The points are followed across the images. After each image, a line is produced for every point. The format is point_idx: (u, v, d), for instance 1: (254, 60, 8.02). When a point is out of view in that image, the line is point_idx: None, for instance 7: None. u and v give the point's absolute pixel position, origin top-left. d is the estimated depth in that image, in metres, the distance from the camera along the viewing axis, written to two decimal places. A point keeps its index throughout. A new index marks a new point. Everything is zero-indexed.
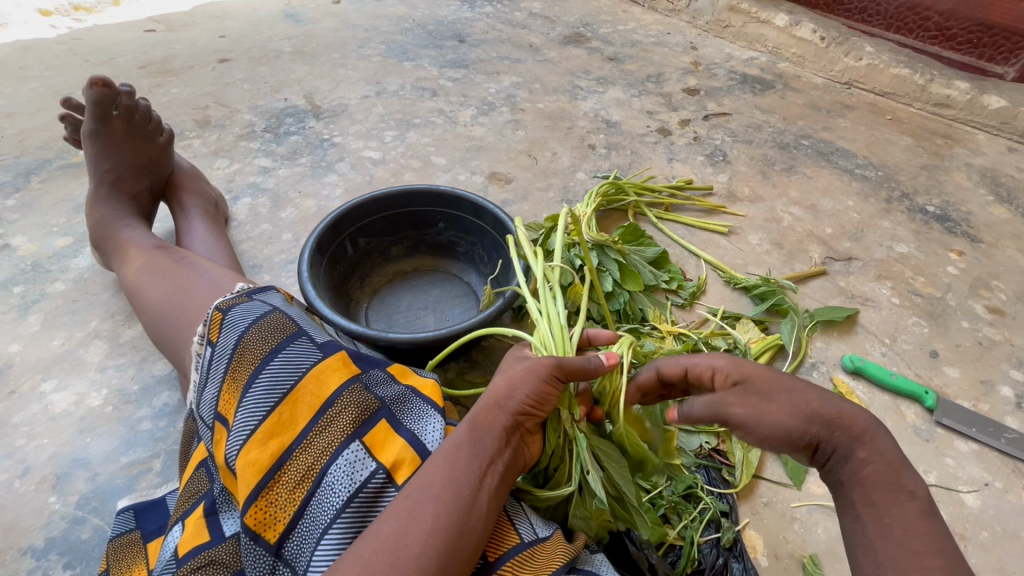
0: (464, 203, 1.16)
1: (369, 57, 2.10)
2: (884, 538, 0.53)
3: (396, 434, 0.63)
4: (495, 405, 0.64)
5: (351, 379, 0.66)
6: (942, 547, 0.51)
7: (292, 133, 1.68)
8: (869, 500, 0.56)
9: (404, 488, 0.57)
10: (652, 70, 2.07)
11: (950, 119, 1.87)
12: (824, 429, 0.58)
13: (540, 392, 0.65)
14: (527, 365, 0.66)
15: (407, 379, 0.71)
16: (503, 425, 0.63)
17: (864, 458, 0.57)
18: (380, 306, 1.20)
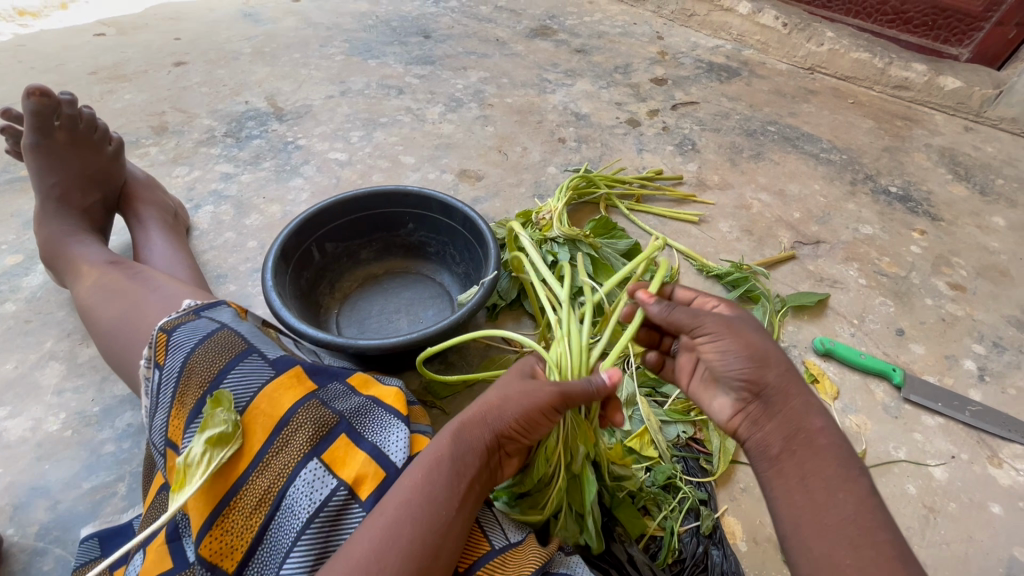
0: (433, 203, 1.14)
1: (333, 56, 2.05)
2: (831, 513, 0.54)
3: (358, 448, 0.61)
4: (483, 424, 0.61)
5: (306, 396, 0.64)
6: (888, 524, 0.54)
7: (254, 136, 1.64)
8: (819, 475, 0.57)
9: (382, 505, 0.56)
10: (620, 61, 2.07)
11: (910, 101, 1.91)
12: (780, 388, 0.61)
13: (529, 419, 0.62)
14: (524, 388, 0.64)
15: (369, 389, 0.70)
16: (485, 445, 0.61)
17: (821, 430, 0.59)
18: (351, 311, 1.16)
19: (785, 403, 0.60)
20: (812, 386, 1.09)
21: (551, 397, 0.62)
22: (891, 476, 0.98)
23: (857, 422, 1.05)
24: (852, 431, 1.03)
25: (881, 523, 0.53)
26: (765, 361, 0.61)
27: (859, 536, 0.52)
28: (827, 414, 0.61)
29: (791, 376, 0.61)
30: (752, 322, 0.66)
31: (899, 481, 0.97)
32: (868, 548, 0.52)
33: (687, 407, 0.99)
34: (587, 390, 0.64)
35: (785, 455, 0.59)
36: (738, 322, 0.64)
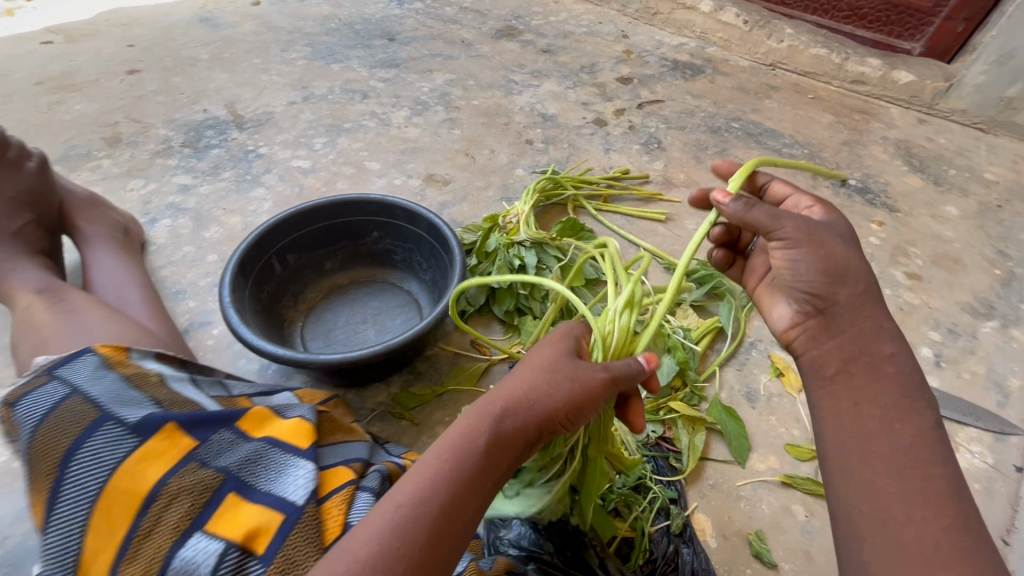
0: (397, 210, 1.13)
1: (294, 61, 2.01)
2: (885, 440, 0.63)
3: (250, 501, 0.61)
4: (524, 408, 0.62)
5: (184, 458, 0.62)
6: (942, 460, 0.61)
7: (213, 146, 1.59)
8: (880, 404, 0.64)
9: (411, 485, 0.57)
10: (586, 61, 2.07)
11: (866, 95, 1.97)
12: (849, 308, 0.67)
13: (578, 409, 0.64)
14: (577, 375, 0.64)
15: (264, 430, 0.69)
16: (528, 430, 0.62)
17: (889, 357, 0.66)
18: (317, 323, 1.14)
19: (852, 324, 0.67)
20: (778, 379, 1.11)
21: (602, 387, 0.65)
22: None
23: None
24: None
25: (924, 456, 0.61)
26: (841, 279, 0.67)
27: (910, 466, 0.61)
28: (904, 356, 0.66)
29: (865, 300, 0.67)
30: (841, 235, 0.68)
31: None
32: (913, 474, 0.61)
33: (657, 406, 1.00)
34: (631, 372, 0.67)
35: (839, 376, 0.67)
36: (822, 230, 0.67)
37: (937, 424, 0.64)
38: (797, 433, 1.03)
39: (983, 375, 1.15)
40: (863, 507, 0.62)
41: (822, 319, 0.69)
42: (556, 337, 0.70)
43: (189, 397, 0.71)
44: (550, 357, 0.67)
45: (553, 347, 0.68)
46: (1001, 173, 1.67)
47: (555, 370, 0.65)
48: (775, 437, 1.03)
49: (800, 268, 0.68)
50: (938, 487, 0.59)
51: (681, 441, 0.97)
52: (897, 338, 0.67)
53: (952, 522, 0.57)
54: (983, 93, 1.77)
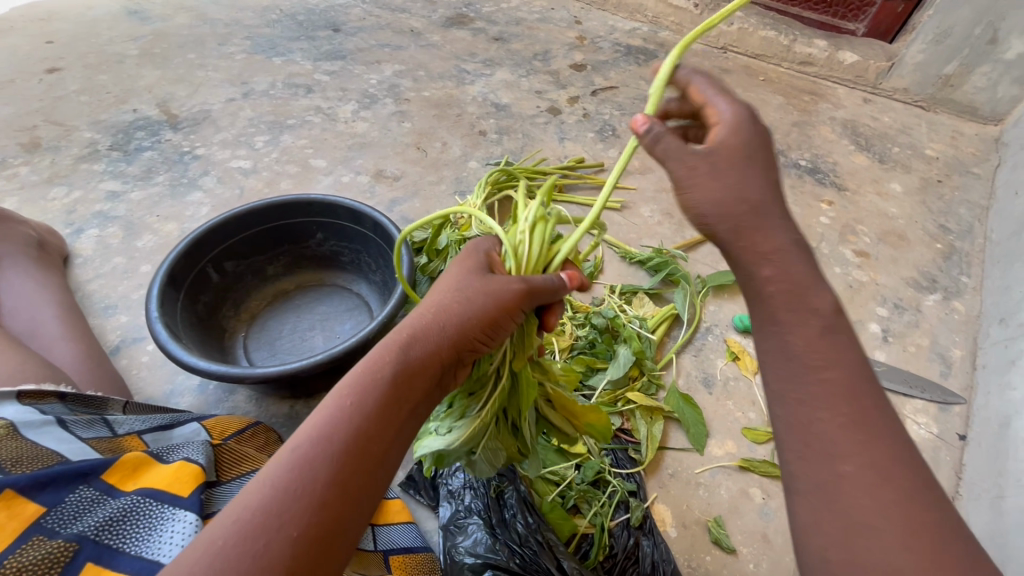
0: (340, 210, 1.08)
1: (232, 55, 1.91)
2: (787, 354, 0.56)
3: (113, 569, 0.53)
4: (430, 336, 0.58)
5: (27, 528, 0.52)
6: (841, 360, 0.54)
7: (144, 148, 1.50)
8: (778, 319, 0.57)
9: (308, 428, 0.53)
10: (539, 48, 2.04)
11: (814, 76, 2.00)
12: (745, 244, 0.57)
13: (493, 323, 0.60)
14: (486, 289, 0.60)
15: (137, 481, 0.60)
16: (436, 356, 0.59)
17: (767, 279, 0.57)
18: (260, 333, 1.09)
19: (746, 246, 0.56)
20: (734, 363, 1.12)
21: (516, 297, 0.61)
22: None
23: None
24: None
25: (824, 360, 0.54)
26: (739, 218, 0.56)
27: (807, 371, 0.55)
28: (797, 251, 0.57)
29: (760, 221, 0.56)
30: (733, 144, 0.56)
31: None
32: (816, 383, 0.54)
33: (614, 398, 0.99)
34: (547, 284, 0.64)
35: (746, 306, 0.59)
36: (709, 166, 0.55)
37: (831, 325, 0.55)
38: (753, 416, 1.04)
39: (927, 347, 1.18)
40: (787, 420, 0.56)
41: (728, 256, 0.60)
42: (465, 256, 0.66)
43: (50, 448, 0.60)
44: (456, 277, 0.63)
45: (460, 267, 0.65)
46: (941, 149, 1.72)
47: (461, 290, 0.61)
48: (731, 420, 1.03)
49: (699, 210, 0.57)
50: (840, 387, 0.53)
51: (638, 430, 0.97)
52: (799, 247, 0.56)
53: (859, 418, 0.52)
54: (923, 71, 1.82)
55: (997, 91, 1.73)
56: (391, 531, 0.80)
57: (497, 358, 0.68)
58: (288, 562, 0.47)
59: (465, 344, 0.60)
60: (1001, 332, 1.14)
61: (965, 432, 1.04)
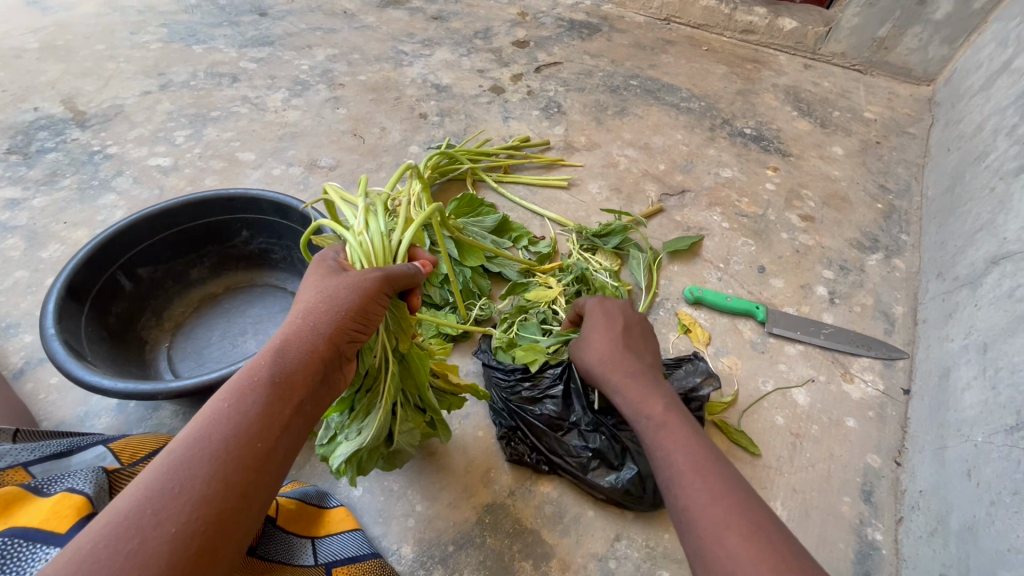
0: (264, 205, 1.00)
1: (147, 45, 1.76)
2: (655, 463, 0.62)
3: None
4: (310, 327, 0.60)
5: None
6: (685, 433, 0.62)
7: (48, 149, 1.37)
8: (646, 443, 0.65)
9: (186, 430, 0.50)
10: (479, 26, 1.96)
11: (756, 44, 2.00)
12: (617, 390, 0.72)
13: (365, 307, 0.64)
14: (351, 282, 0.64)
15: (5, 520, 0.51)
16: (315, 349, 0.59)
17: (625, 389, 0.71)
18: (186, 342, 1.01)
19: (617, 376, 0.73)
20: (686, 336, 1.11)
21: (378, 282, 0.66)
22: (762, 411, 1.02)
23: (728, 363, 1.08)
24: (725, 373, 1.06)
25: (665, 445, 0.62)
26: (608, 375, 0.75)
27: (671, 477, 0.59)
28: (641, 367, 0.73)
29: (612, 355, 0.76)
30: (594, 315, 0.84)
31: (769, 414, 1.01)
32: (666, 474, 0.60)
33: None
34: (403, 272, 0.70)
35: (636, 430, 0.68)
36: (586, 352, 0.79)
37: (660, 424, 0.64)
38: None
39: (871, 306, 1.20)
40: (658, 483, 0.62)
41: None
42: (314, 267, 0.69)
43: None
44: (316, 283, 0.65)
45: (316, 274, 0.67)
46: (878, 111, 1.75)
47: (325, 290, 0.64)
48: None
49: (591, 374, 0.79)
50: (683, 466, 0.59)
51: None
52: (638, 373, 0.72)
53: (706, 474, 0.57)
54: (858, 35, 1.84)
55: (929, 51, 1.77)
56: (334, 542, 0.77)
57: (376, 351, 0.72)
58: (165, 564, 0.42)
59: (344, 336, 0.62)
60: (939, 286, 1.16)
61: (909, 386, 1.06)
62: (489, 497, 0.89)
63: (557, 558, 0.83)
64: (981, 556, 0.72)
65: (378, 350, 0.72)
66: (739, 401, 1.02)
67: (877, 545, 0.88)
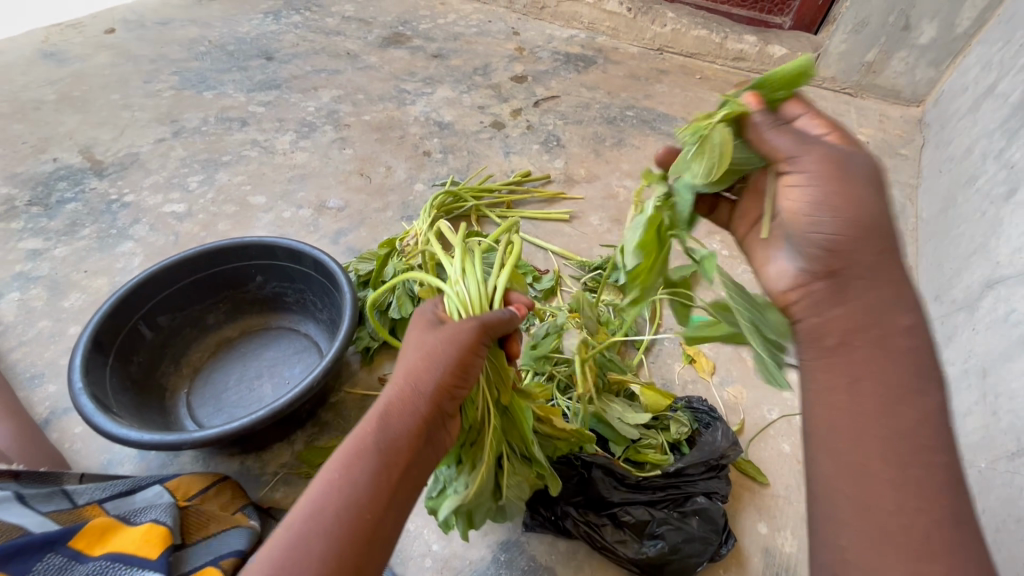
0: (278, 251, 1.04)
1: (160, 92, 1.83)
2: (870, 424, 0.50)
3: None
4: (412, 389, 0.60)
5: None
6: (944, 445, 0.48)
7: (68, 200, 1.42)
8: (864, 382, 0.50)
9: (304, 502, 0.54)
10: (479, 63, 2.03)
11: (748, 71, 2.06)
12: (869, 269, 0.51)
13: (464, 364, 0.63)
14: (448, 336, 0.63)
15: (104, 546, 0.61)
16: (418, 413, 0.60)
17: (907, 328, 0.50)
18: (205, 387, 1.04)
19: (870, 257, 0.51)
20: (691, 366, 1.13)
21: (475, 333, 0.64)
22: (769, 439, 1.03)
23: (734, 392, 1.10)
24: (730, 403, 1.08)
25: (920, 447, 0.48)
26: (869, 232, 0.51)
27: (885, 452, 0.48)
28: (920, 308, 0.52)
29: (892, 233, 0.51)
30: (869, 175, 0.52)
31: (776, 442, 1.03)
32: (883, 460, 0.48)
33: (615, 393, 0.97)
34: (501, 318, 0.68)
35: (842, 347, 0.52)
36: (853, 170, 0.52)
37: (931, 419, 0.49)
38: None
39: None
40: (848, 493, 0.50)
41: (830, 281, 0.53)
42: (415, 320, 0.70)
43: (11, 521, 0.58)
44: (416, 338, 0.66)
45: (416, 328, 0.67)
46: (870, 133, 1.79)
47: (424, 345, 0.63)
48: None
49: (819, 220, 0.52)
50: (921, 480, 0.47)
51: (666, 418, 0.92)
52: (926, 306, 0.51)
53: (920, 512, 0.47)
54: (846, 60, 1.89)
55: (916, 74, 1.82)
56: None
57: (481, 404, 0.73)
58: None
59: (445, 394, 0.62)
60: (937, 308, 1.18)
61: None
62: (503, 534, 0.90)
63: None
64: None
65: (481, 404, 0.73)
66: (745, 430, 1.04)
67: None
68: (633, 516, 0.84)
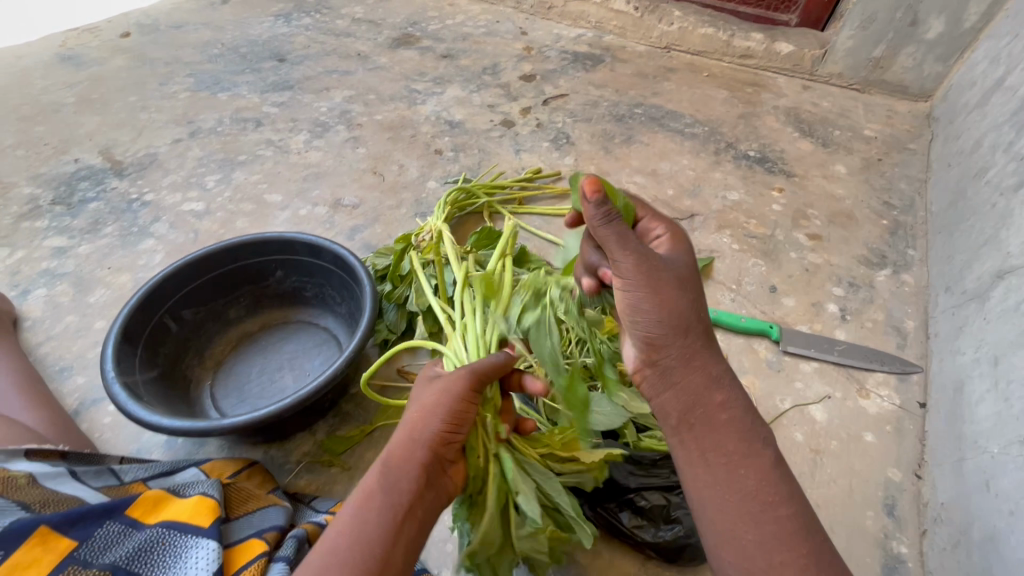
0: (298, 245, 1.07)
1: (176, 94, 1.87)
2: (737, 483, 0.64)
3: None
4: (409, 439, 0.64)
5: (63, 560, 0.57)
6: (786, 494, 0.64)
7: (89, 199, 1.45)
8: (722, 449, 0.65)
9: (318, 549, 0.58)
10: (487, 62, 2.06)
11: (755, 68, 2.07)
12: (680, 360, 0.66)
13: (456, 410, 0.66)
14: (440, 387, 0.67)
15: (158, 514, 0.66)
16: (417, 459, 0.63)
17: (721, 406, 0.67)
18: (228, 379, 1.07)
19: (681, 352, 0.66)
20: None
21: (466, 380, 0.68)
22: (782, 428, 1.05)
23: (746, 383, 1.11)
24: None
25: (777, 488, 0.64)
26: (681, 329, 0.65)
27: (759, 504, 0.63)
28: (728, 385, 0.68)
29: (701, 323, 0.67)
30: (675, 279, 0.66)
31: (789, 431, 1.04)
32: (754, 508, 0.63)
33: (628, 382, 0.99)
34: (490, 363, 0.70)
35: (683, 425, 0.67)
36: (661, 272, 0.65)
37: (778, 463, 0.66)
38: None
39: (883, 321, 1.23)
40: (742, 547, 0.63)
41: (661, 371, 0.67)
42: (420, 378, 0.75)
43: (69, 493, 0.65)
44: (418, 393, 0.70)
45: (419, 384, 0.73)
46: (878, 128, 1.80)
47: (421, 399, 0.68)
48: None
49: (644, 321, 0.66)
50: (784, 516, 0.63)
51: None
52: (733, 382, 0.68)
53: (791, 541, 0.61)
54: (854, 56, 1.90)
55: (924, 69, 1.82)
56: None
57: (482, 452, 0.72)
58: None
59: (443, 441, 0.65)
60: (948, 300, 1.19)
61: (925, 400, 1.08)
62: None
63: None
64: (1004, 565, 0.74)
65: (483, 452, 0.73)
66: None
67: (903, 558, 0.90)
68: (647, 501, 0.85)
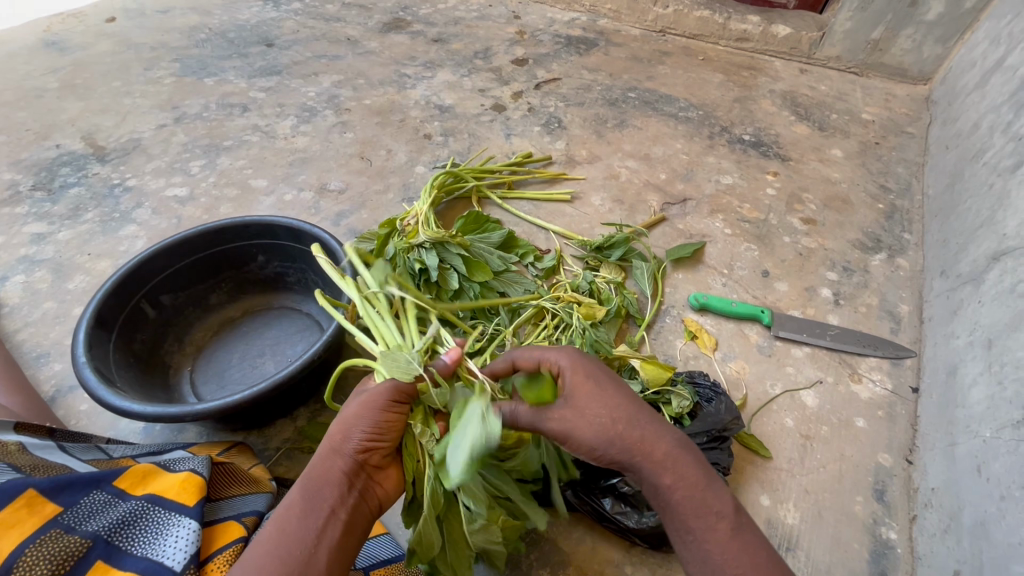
0: (280, 230, 1.04)
1: (161, 79, 1.83)
2: (712, 564, 0.61)
3: (121, 568, 0.56)
4: (331, 451, 0.64)
5: (46, 524, 0.55)
6: (757, 557, 0.60)
7: (71, 185, 1.43)
8: (689, 530, 0.63)
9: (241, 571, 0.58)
10: (479, 46, 2.02)
11: (751, 51, 2.03)
12: (626, 459, 0.65)
13: (378, 423, 0.66)
14: (361, 399, 0.67)
15: (146, 487, 0.64)
16: (339, 470, 0.64)
17: (673, 486, 0.64)
18: (207, 365, 1.05)
19: (623, 454, 0.65)
20: (693, 342, 1.13)
21: (386, 394, 0.68)
22: (772, 414, 1.03)
23: (736, 368, 1.09)
24: (733, 378, 1.08)
25: (749, 559, 0.60)
26: (610, 432, 0.65)
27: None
28: (678, 458, 0.65)
29: (624, 411, 0.66)
30: (583, 390, 0.67)
31: (779, 416, 1.02)
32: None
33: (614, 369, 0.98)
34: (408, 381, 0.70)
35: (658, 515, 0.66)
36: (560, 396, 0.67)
37: (736, 527, 0.62)
38: None
39: (877, 306, 1.21)
40: None
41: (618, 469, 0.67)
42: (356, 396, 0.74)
43: (57, 462, 0.64)
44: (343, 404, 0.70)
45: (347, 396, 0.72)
46: (876, 112, 1.77)
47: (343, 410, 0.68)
48: None
49: (579, 442, 0.66)
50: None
51: (667, 393, 0.92)
52: (681, 452, 0.65)
53: None
54: (852, 38, 1.86)
55: (923, 51, 1.78)
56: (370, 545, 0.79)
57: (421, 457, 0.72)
58: None
59: (365, 452, 0.66)
60: (943, 283, 1.17)
61: (918, 384, 1.06)
62: None
63: (574, 565, 0.85)
64: (994, 549, 0.73)
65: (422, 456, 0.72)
66: (748, 405, 1.04)
67: (891, 543, 0.89)
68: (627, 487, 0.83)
